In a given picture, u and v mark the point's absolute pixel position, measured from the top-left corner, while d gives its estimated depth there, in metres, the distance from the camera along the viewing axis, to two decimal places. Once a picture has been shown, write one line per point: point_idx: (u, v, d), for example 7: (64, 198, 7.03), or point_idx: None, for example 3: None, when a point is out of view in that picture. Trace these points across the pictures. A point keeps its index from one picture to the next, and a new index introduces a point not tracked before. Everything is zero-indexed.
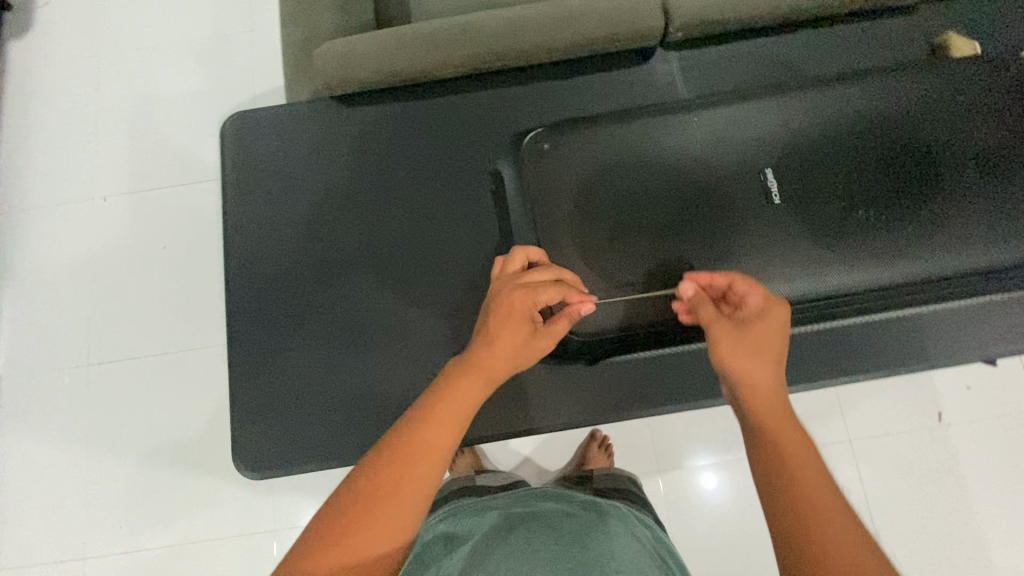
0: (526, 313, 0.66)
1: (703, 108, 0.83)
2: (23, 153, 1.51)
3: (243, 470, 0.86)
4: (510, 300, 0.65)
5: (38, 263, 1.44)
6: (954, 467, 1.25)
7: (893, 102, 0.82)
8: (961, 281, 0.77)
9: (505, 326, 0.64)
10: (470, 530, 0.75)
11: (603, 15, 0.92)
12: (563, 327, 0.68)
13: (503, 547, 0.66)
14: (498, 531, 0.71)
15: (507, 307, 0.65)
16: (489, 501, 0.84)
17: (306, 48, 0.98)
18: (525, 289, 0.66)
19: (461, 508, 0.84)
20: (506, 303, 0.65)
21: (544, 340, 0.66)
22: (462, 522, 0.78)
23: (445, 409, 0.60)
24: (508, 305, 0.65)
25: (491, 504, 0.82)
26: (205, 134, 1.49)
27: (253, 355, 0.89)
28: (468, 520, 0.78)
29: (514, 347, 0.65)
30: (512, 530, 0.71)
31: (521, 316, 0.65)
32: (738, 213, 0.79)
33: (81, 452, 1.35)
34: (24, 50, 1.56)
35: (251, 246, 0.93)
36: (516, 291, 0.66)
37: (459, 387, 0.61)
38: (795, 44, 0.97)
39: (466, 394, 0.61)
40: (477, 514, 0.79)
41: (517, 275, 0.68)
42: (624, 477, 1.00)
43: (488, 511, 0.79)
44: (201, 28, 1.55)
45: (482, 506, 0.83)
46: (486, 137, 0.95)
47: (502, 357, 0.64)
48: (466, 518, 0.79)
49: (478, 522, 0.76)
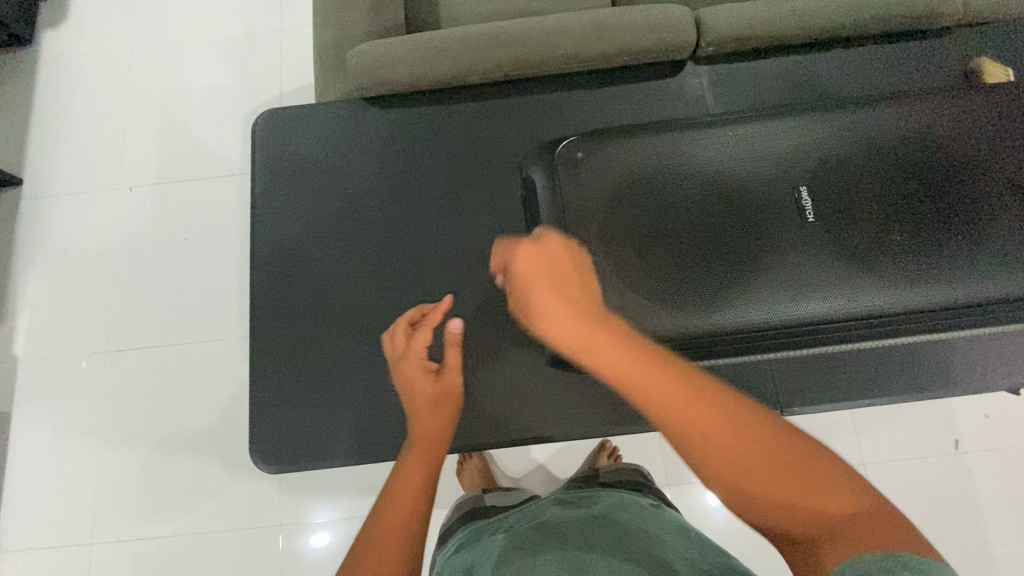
0: (418, 369, 0.81)
1: (736, 124, 0.83)
2: (52, 140, 1.53)
3: (259, 465, 0.86)
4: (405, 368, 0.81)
5: (62, 248, 1.47)
6: (970, 496, 1.23)
7: (930, 125, 0.81)
8: (998, 309, 0.75)
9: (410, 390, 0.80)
10: (481, 553, 0.74)
11: (635, 28, 0.93)
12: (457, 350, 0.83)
13: (512, 563, 0.66)
14: (507, 549, 0.70)
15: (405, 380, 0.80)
16: (496, 524, 0.83)
17: (339, 49, 1.00)
18: (404, 359, 0.82)
19: (471, 538, 0.83)
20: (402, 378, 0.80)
21: (450, 368, 0.81)
22: (476, 547, 0.77)
23: (399, 467, 0.70)
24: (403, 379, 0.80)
25: (501, 525, 0.82)
26: (231, 130, 1.51)
27: (273, 350, 0.90)
28: (478, 546, 0.77)
29: (424, 392, 0.79)
30: (519, 547, 0.70)
31: (418, 372, 0.80)
32: (770, 230, 0.78)
33: (93, 438, 1.36)
34: (59, 40, 1.60)
35: (277, 242, 0.94)
36: (404, 367, 0.81)
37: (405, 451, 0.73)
38: (828, 63, 0.97)
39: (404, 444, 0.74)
40: (487, 538, 0.79)
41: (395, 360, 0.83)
42: (631, 470, 1.01)
43: (497, 532, 0.79)
44: (232, 25, 1.58)
45: (491, 529, 0.82)
46: (513, 144, 0.96)
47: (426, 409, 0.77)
48: (478, 543, 0.78)
49: (488, 545, 0.76)
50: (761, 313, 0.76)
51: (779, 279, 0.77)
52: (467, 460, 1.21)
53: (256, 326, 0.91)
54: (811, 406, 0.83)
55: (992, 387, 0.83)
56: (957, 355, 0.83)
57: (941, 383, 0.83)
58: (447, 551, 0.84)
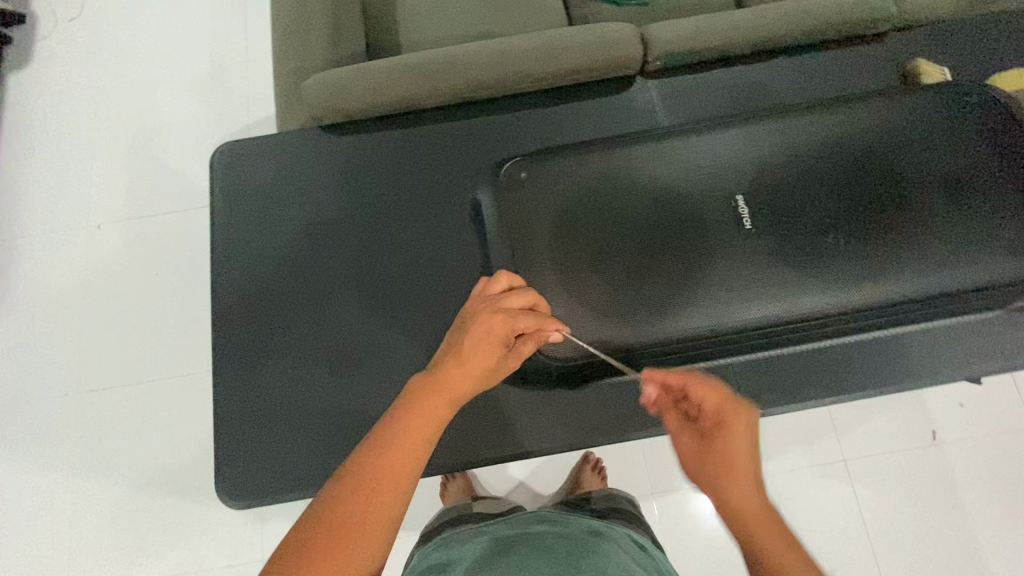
0: (506, 336, 0.65)
1: (675, 138, 0.85)
2: (19, 180, 1.52)
3: (226, 498, 0.85)
4: (490, 316, 0.65)
5: (31, 288, 1.45)
6: (951, 486, 1.24)
7: (860, 130, 0.84)
8: (939, 302, 0.78)
9: (477, 346, 0.63)
10: (462, 557, 0.74)
11: (584, 49, 0.96)
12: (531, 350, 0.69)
13: (492, 567, 0.66)
14: (491, 554, 0.70)
15: (482, 332, 0.63)
16: (476, 531, 0.82)
17: (297, 80, 1.01)
18: (504, 311, 0.65)
19: (453, 539, 0.81)
20: (485, 322, 0.64)
21: (514, 362, 0.66)
22: (454, 549, 0.77)
23: (409, 446, 0.58)
24: (485, 324, 0.64)
25: (482, 533, 0.80)
26: (201, 161, 1.51)
27: (238, 379, 0.89)
28: (456, 547, 0.77)
29: (484, 370, 0.64)
30: (500, 555, 0.69)
31: (497, 339, 0.64)
32: (712, 240, 0.80)
33: (69, 479, 1.33)
34: (24, 80, 1.60)
35: (241, 273, 0.94)
36: (494, 313, 0.65)
37: (423, 412, 0.61)
38: (771, 73, 1.00)
39: (433, 422, 0.61)
40: (467, 542, 0.78)
41: (496, 297, 0.67)
42: (623, 498, 0.99)
43: (478, 538, 0.78)
44: (198, 57, 1.59)
45: (473, 534, 0.82)
46: (472, 164, 0.97)
47: (470, 383, 0.63)
48: (456, 547, 0.78)
49: (467, 549, 0.75)
50: (705, 321, 0.78)
51: (723, 288, 0.78)
52: (450, 480, 1.20)
53: (224, 359, 0.90)
54: (777, 407, 0.83)
55: (954, 377, 0.85)
56: (914, 348, 0.85)
57: (901, 377, 0.84)
58: (424, 548, 0.84)
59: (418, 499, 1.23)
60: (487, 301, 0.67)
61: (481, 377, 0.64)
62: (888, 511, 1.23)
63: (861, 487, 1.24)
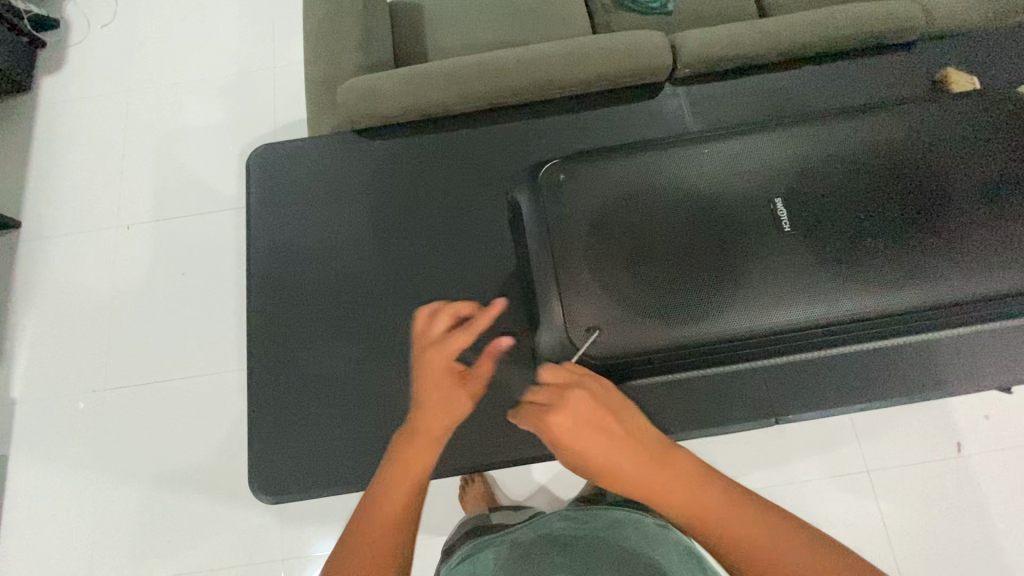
0: (448, 367, 0.64)
1: (710, 142, 0.86)
2: (51, 183, 1.56)
3: (258, 495, 0.86)
4: (426, 361, 0.65)
5: (60, 288, 1.48)
6: (976, 497, 1.23)
7: (897, 136, 0.85)
8: (977, 308, 0.77)
9: (423, 388, 0.64)
10: (489, 566, 0.75)
11: (614, 55, 0.98)
12: (489, 366, 0.66)
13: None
14: (514, 560, 0.71)
15: (429, 375, 0.64)
16: (502, 536, 0.82)
17: (330, 86, 1.04)
18: (434, 349, 0.65)
19: (480, 545, 0.82)
20: (423, 366, 0.65)
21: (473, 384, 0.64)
22: (480, 557, 0.78)
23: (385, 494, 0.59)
24: (423, 367, 0.65)
25: (507, 536, 0.81)
26: (227, 165, 1.55)
27: (269, 378, 0.90)
28: (483, 556, 0.78)
29: (441, 404, 0.63)
30: (526, 561, 0.70)
31: (448, 371, 0.64)
32: (749, 244, 0.80)
33: (92, 476, 1.35)
34: (57, 86, 1.64)
35: (273, 274, 0.96)
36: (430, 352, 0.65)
37: (395, 463, 0.61)
38: (803, 81, 1.01)
39: (406, 466, 0.61)
40: (493, 548, 0.79)
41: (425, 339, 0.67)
42: None
43: (507, 543, 0.78)
44: (226, 64, 1.63)
45: (499, 537, 0.82)
46: (501, 168, 0.99)
47: (428, 418, 0.62)
48: (484, 554, 0.78)
49: (494, 556, 0.76)
50: (742, 325, 0.78)
51: (758, 291, 0.79)
52: (469, 483, 1.20)
53: (256, 358, 0.91)
54: (806, 413, 0.84)
55: (983, 385, 0.85)
56: (945, 355, 0.85)
57: (931, 384, 0.84)
58: (454, 556, 0.84)
59: (438, 502, 1.23)
60: (422, 344, 0.67)
61: (443, 408, 0.63)
62: (911, 522, 1.22)
63: (884, 499, 1.23)
